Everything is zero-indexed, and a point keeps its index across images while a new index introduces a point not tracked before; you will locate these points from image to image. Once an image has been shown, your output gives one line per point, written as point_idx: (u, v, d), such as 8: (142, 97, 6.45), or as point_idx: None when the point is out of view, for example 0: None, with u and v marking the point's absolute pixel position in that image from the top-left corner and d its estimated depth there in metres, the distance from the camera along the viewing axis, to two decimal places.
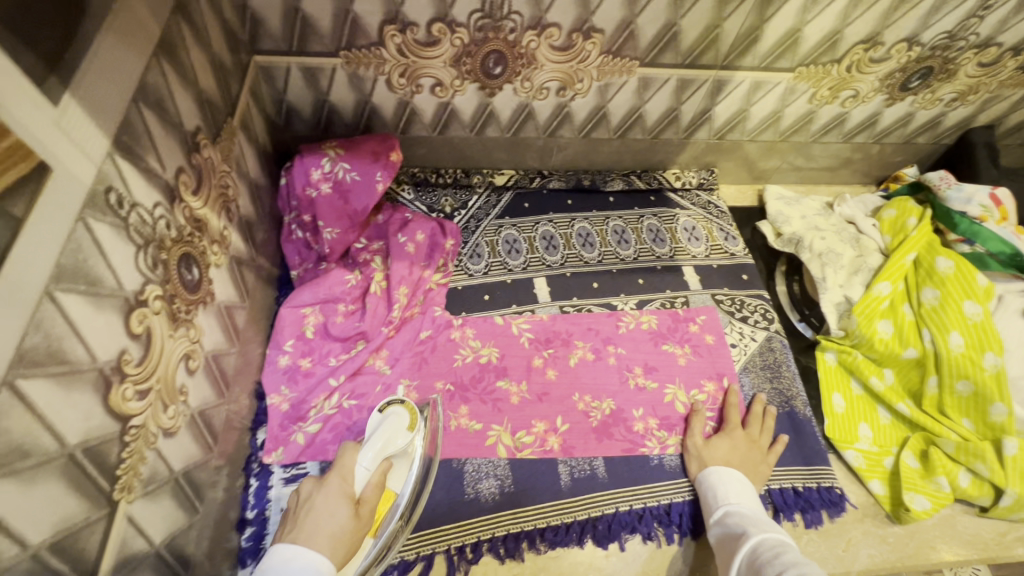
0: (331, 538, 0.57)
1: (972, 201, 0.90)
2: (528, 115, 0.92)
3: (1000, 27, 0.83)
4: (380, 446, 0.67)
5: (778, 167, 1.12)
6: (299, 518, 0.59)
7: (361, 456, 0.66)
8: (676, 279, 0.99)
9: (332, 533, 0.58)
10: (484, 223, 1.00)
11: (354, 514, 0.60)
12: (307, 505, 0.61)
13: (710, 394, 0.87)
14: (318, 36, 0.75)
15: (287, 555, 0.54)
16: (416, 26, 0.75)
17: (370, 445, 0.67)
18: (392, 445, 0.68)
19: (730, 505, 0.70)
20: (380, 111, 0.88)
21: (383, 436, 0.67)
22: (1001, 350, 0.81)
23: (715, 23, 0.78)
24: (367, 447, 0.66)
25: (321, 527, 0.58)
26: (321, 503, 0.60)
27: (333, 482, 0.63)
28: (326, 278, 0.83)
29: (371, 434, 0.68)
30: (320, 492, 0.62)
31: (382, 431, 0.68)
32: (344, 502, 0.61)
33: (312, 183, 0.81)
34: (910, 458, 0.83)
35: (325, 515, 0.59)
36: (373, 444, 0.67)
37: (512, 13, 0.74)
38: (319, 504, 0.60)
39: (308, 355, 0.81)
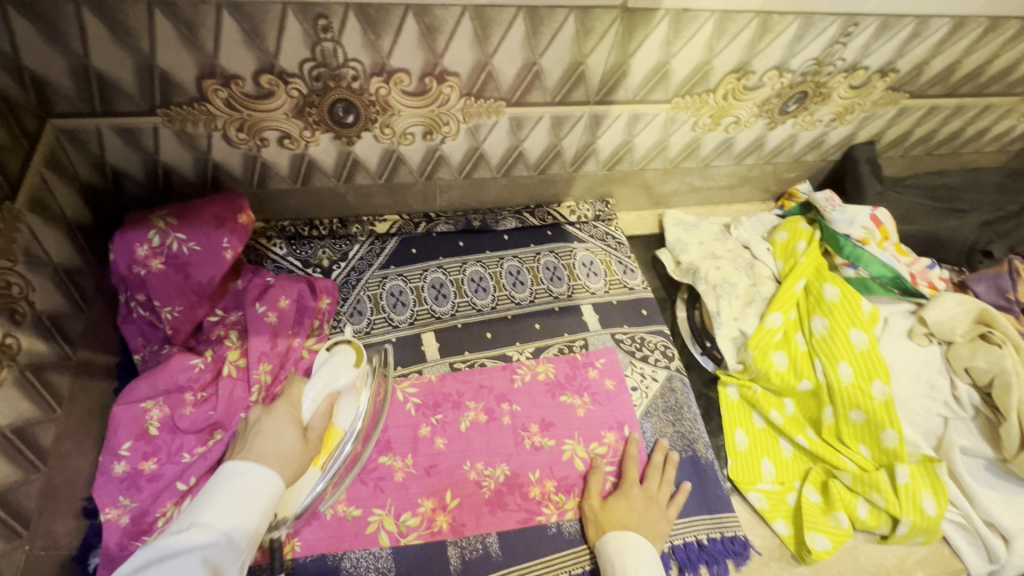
0: (279, 458, 0.61)
1: (855, 223, 0.90)
2: (397, 161, 0.84)
3: (864, 52, 0.81)
4: (327, 379, 0.70)
5: (676, 191, 1.09)
6: (247, 440, 0.63)
7: (308, 390, 0.69)
8: (575, 321, 0.94)
9: (281, 454, 0.62)
10: (366, 275, 0.92)
11: (303, 440, 0.65)
12: (255, 429, 0.64)
13: (610, 446, 0.83)
14: (124, 94, 0.65)
15: (237, 469, 0.58)
16: (241, 79, 0.66)
17: (316, 381, 0.70)
18: (339, 377, 0.71)
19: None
20: (225, 167, 0.78)
21: (330, 370, 0.71)
22: (888, 377, 0.81)
23: (577, 60, 0.72)
24: (314, 380, 0.70)
25: (271, 449, 0.61)
26: (270, 427, 0.64)
27: (281, 410, 0.66)
28: (166, 367, 0.72)
29: (319, 368, 0.71)
30: (269, 418, 0.65)
31: (329, 367, 0.71)
32: (293, 427, 0.65)
33: (139, 260, 0.71)
34: (811, 493, 0.82)
35: (275, 438, 0.62)
36: (319, 377, 0.70)
37: (349, 61, 0.66)
38: (268, 428, 0.64)
39: (151, 457, 0.70)
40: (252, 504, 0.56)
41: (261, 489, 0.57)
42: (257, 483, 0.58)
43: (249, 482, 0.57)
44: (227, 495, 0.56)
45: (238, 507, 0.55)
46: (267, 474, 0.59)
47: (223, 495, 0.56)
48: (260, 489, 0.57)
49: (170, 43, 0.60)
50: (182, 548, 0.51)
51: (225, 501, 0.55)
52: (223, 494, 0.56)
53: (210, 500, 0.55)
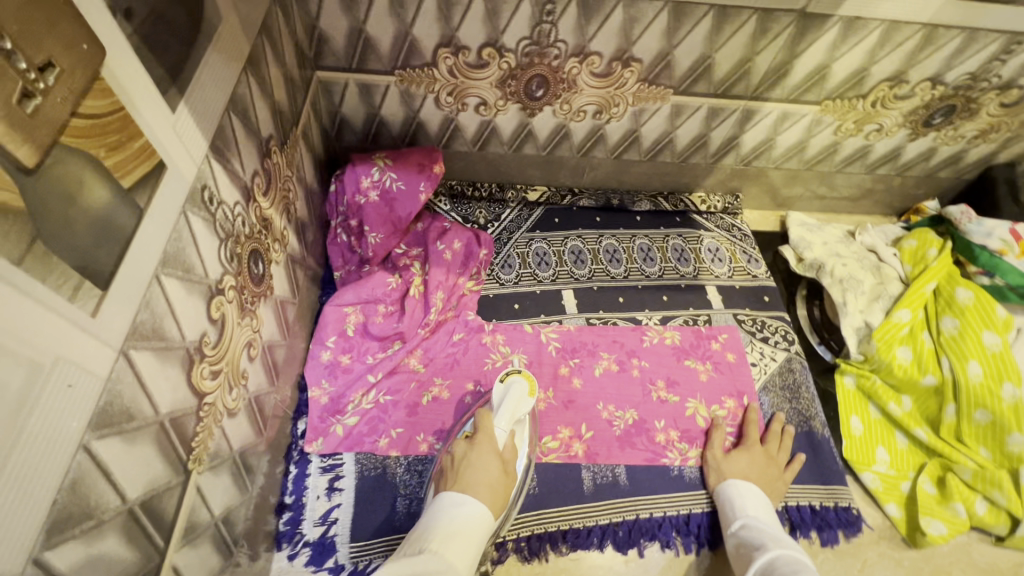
0: (489, 488, 0.70)
1: (992, 235, 0.92)
2: (563, 136, 0.97)
3: (1021, 70, 0.86)
4: (511, 413, 0.77)
5: (801, 195, 1.15)
6: (458, 472, 0.71)
7: (498, 423, 0.77)
8: (699, 298, 1.02)
9: (488, 483, 0.70)
10: (516, 236, 1.05)
11: (502, 470, 0.73)
12: (463, 460, 0.73)
13: (730, 411, 0.90)
14: (377, 55, 0.81)
15: (455, 500, 0.67)
16: (468, 50, 0.80)
17: (502, 414, 0.77)
18: (519, 409, 0.79)
19: (747, 517, 0.73)
20: (426, 126, 0.93)
21: (512, 404, 0.78)
22: (1020, 380, 0.82)
23: (747, 57, 0.82)
24: (501, 414, 0.77)
25: (481, 478, 0.70)
26: (475, 460, 0.72)
27: (481, 444, 0.74)
28: (369, 280, 0.88)
29: (500, 402, 0.79)
30: (473, 450, 0.74)
31: (509, 398, 0.79)
32: (493, 457, 0.73)
33: (361, 190, 0.87)
34: (927, 484, 0.85)
35: (482, 470, 0.71)
36: (503, 410, 0.78)
37: (557, 41, 0.79)
38: (474, 460, 0.72)
39: (348, 352, 0.85)
40: (468, 541, 0.63)
41: (475, 526, 0.65)
42: (472, 518, 0.65)
43: (466, 518, 0.65)
44: (448, 529, 0.63)
45: (459, 540, 0.62)
46: (479, 507, 0.67)
47: (447, 527, 0.63)
48: (474, 523, 0.65)
49: (427, 15, 0.75)
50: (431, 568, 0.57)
51: (451, 535, 0.62)
52: (446, 524, 0.63)
53: (435, 531, 0.62)
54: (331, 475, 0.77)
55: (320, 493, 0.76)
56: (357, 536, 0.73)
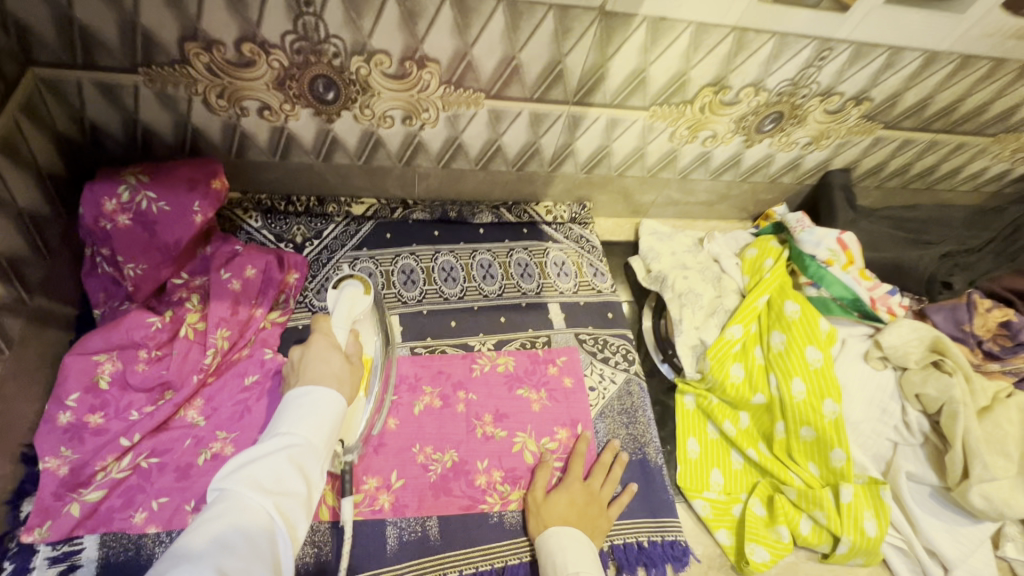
0: (336, 379, 0.62)
1: (821, 244, 0.91)
2: (376, 143, 0.85)
3: (838, 77, 0.84)
4: (348, 312, 0.72)
5: (655, 202, 1.11)
6: (298, 374, 0.63)
7: (336, 322, 0.71)
8: (540, 317, 0.95)
9: (335, 375, 0.62)
10: (338, 255, 0.93)
11: (348, 362, 0.66)
12: (301, 362, 0.64)
13: (561, 442, 0.84)
14: (106, 50, 0.66)
15: (301, 391, 0.58)
16: (222, 45, 0.67)
17: (338, 315, 0.71)
18: (356, 308, 0.74)
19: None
20: (205, 134, 0.79)
21: (347, 304, 0.72)
22: (839, 397, 0.81)
23: (556, 58, 0.74)
24: (336, 316, 0.71)
25: (324, 371, 0.62)
26: (316, 356, 0.64)
27: (320, 341, 0.66)
28: (122, 323, 0.73)
29: (334, 306, 0.73)
30: (312, 350, 0.65)
31: (342, 302, 0.73)
32: (336, 353, 0.65)
33: (105, 214, 0.71)
34: (756, 506, 0.83)
35: (321, 362, 0.63)
36: (339, 310, 0.72)
37: (331, 37, 0.68)
38: (313, 358, 0.64)
39: (98, 411, 0.71)
40: (325, 413, 0.57)
41: (331, 401, 0.58)
42: (325, 397, 0.58)
43: (319, 398, 0.58)
44: (301, 407, 0.57)
45: (312, 416, 0.56)
46: (330, 390, 0.59)
47: (298, 407, 0.57)
48: (329, 401, 0.58)
49: (154, 3, 0.62)
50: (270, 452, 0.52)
51: (302, 413, 0.56)
52: (299, 405, 0.57)
53: (286, 413, 0.56)
54: (61, 568, 0.64)
55: None
56: None
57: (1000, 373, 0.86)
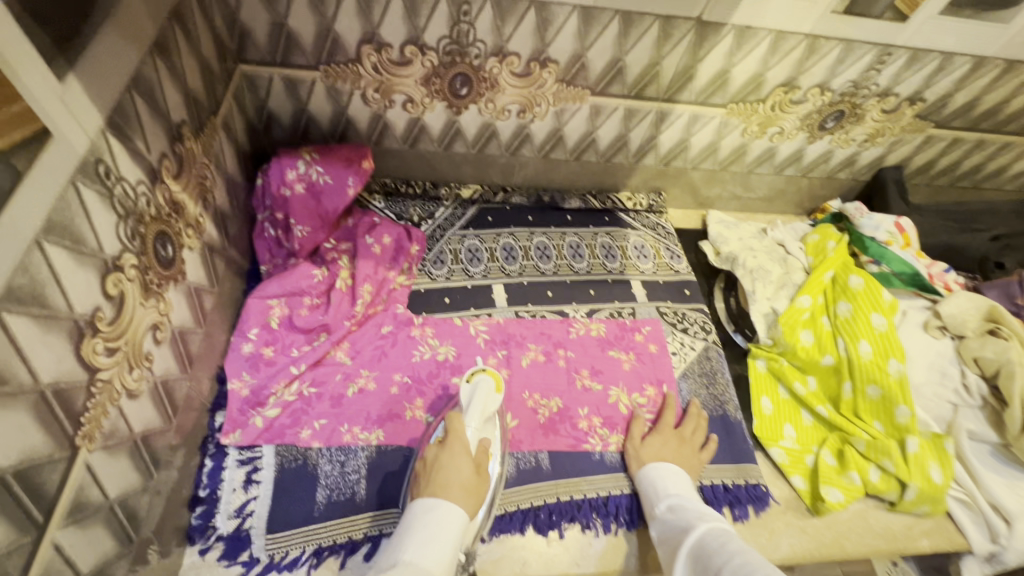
0: (461, 487, 0.70)
1: (880, 228, 1.03)
2: (491, 134, 1.01)
3: (895, 79, 0.96)
4: (480, 409, 0.81)
5: (720, 195, 1.23)
6: (430, 473, 0.71)
7: (468, 421, 0.79)
8: (624, 291, 1.07)
9: (462, 484, 0.70)
10: (449, 233, 1.07)
11: (476, 471, 0.73)
12: (434, 462, 0.73)
13: (650, 398, 0.94)
14: (300, 50, 0.83)
15: (427, 505, 0.66)
16: (390, 47, 0.83)
17: (472, 413, 0.80)
18: (487, 408, 0.82)
19: (671, 497, 0.76)
20: (355, 122, 0.95)
21: (481, 401, 0.81)
22: (903, 357, 0.91)
23: (655, 61, 0.89)
24: (469, 414, 0.80)
25: (454, 478, 0.70)
26: (448, 461, 0.72)
27: (453, 445, 0.75)
28: (293, 273, 0.88)
29: (468, 402, 0.82)
30: (445, 451, 0.74)
31: (476, 398, 0.82)
32: (466, 458, 0.73)
33: (287, 182, 0.87)
34: (828, 456, 0.91)
35: (454, 468, 0.71)
36: (473, 408, 0.81)
37: (477, 41, 0.83)
38: (446, 460, 0.72)
39: (271, 345, 0.85)
40: (444, 538, 0.63)
41: (452, 525, 0.64)
42: (447, 515, 0.65)
43: (440, 519, 0.64)
44: (423, 533, 0.62)
45: (432, 544, 0.61)
46: (454, 506, 0.66)
47: (421, 532, 0.62)
48: (450, 521, 0.64)
49: (348, 13, 0.78)
50: None
51: (423, 538, 0.62)
52: (420, 532, 0.62)
53: (411, 537, 0.62)
54: (248, 468, 0.77)
55: (236, 486, 0.75)
56: (273, 527, 0.73)
57: None
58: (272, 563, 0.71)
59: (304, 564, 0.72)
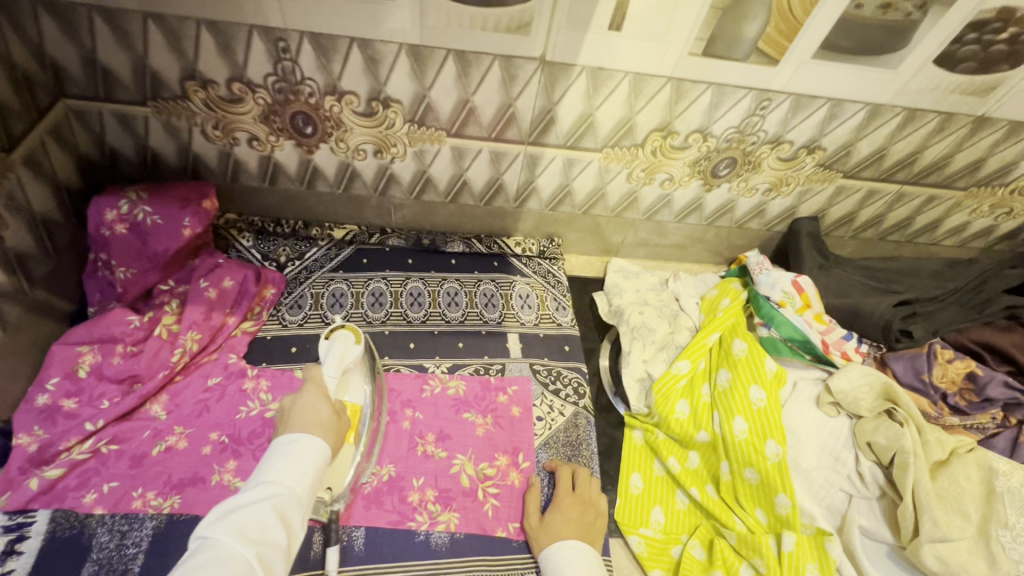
0: (320, 425, 0.65)
1: (776, 286, 0.92)
2: (352, 174, 0.95)
3: (783, 126, 0.88)
4: (338, 359, 0.79)
5: (625, 242, 1.15)
6: (285, 420, 0.67)
7: (326, 372, 0.77)
8: (497, 345, 0.98)
9: (320, 421, 0.66)
10: (315, 276, 1.01)
11: (335, 412, 0.69)
12: (291, 410, 0.68)
13: (500, 469, 0.85)
14: (122, 85, 0.79)
15: (287, 439, 0.62)
16: (216, 84, 0.79)
17: (329, 361, 0.79)
18: (346, 356, 0.81)
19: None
20: (203, 159, 0.91)
21: (338, 352, 0.80)
22: (783, 439, 0.80)
23: (507, 102, 0.82)
24: (327, 364, 0.78)
25: (308, 419, 0.65)
26: (304, 405, 0.68)
27: (311, 390, 0.71)
28: (105, 318, 0.82)
29: (326, 355, 0.80)
30: (301, 399, 0.69)
31: (334, 350, 0.81)
32: (324, 403, 0.69)
33: (105, 222, 0.82)
34: (695, 548, 0.80)
35: (309, 411, 0.67)
36: (330, 360, 0.79)
37: (306, 79, 0.78)
38: (302, 404, 0.68)
39: (73, 396, 0.78)
40: (307, 462, 0.60)
41: (313, 451, 0.61)
42: (306, 444, 0.61)
43: (301, 446, 0.61)
44: (284, 455, 0.60)
45: (297, 463, 0.59)
46: (313, 438, 0.62)
47: (280, 457, 0.59)
48: (311, 450, 0.61)
49: (160, 49, 0.74)
50: (253, 501, 0.55)
51: (283, 460, 0.59)
52: (281, 455, 0.59)
53: (269, 461, 0.59)
54: (11, 537, 0.69)
55: None
56: None
57: (963, 429, 0.81)
58: None
59: None
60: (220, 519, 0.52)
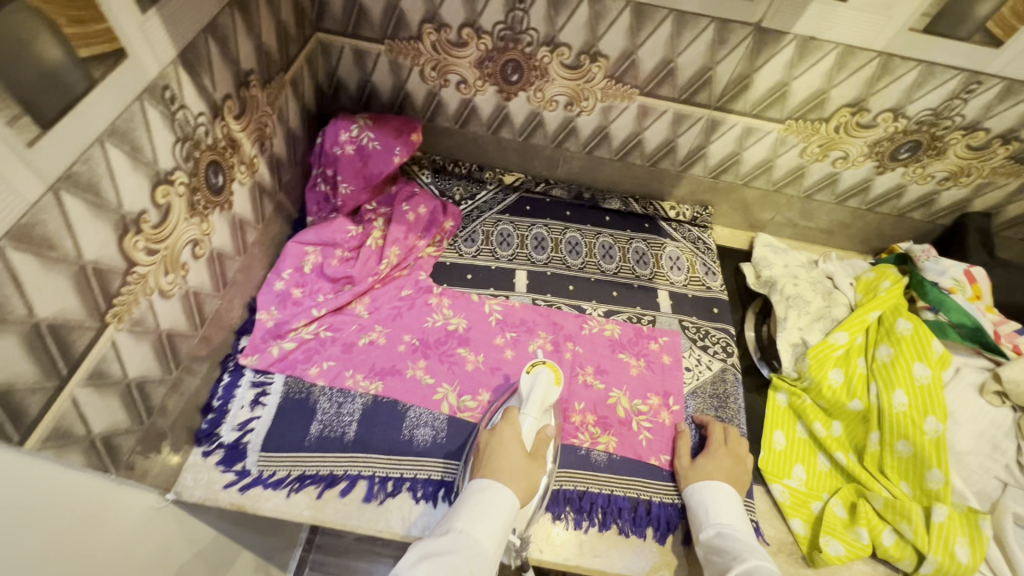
0: (513, 474, 0.72)
1: (946, 273, 0.93)
2: (538, 124, 1.03)
3: (985, 112, 0.87)
4: (539, 400, 0.80)
5: (774, 219, 1.17)
6: (484, 457, 0.75)
7: (525, 412, 0.79)
8: (649, 298, 1.05)
9: (513, 470, 0.73)
10: (485, 215, 1.11)
11: (527, 459, 0.75)
12: (489, 449, 0.76)
13: (652, 407, 0.92)
14: (369, 23, 0.91)
15: (480, 486, 0.70)
16: (449, 28, 0.89)
17: (530, 404, 0.80)
18: (546, 398, 0.82)
19: (723, 524, 0.74)
20: (412, 98, 1.02)
21: (540, 392, 0.80)
22: (944, 416, 0.82)
23: (708, 65, 0.87)
24: (527, 405, 0.80)
25: (505, 466, 0.73)
26: (500, 448, 0.75)
27: (508, 433, 0.77)
28: (331, 224, 0.95)
29: (528, 393, 0.81)
30: (498, 439, 0.77)
31: (536, 388, 0.82)
32: (518, 446, 0.76)
33: (339, 142, 0.95)
34: (838, 506, 0.83)
35: (505, 455, 0.74)
36: (531, 400, 0.80)
37: (529, 29, 0.87)
38: (499, 447, 0.75)
39: (300, 286, 0.93)
40: (494, 517, 0.66)
41: (501, 507, 0.67)
42: (497, 498, 0.68)
43: (490, 498, 0.68)
44: (475, 509, 0.67)
45: (485, 519, 0.66)
46: (503, 489, 0.69)
47: (473, 508, 0.67)
48: (501, 501, 0.68)
49: None
50: (445, 549, 0.62)
51: (475, 512, 0.66)
52: (471, 507, 0.67)
53: (461, 511, 0.67)
54: (258, 390, 0.84)
55: (244, 404, 0.83)
56: (267, 447, 0.80)
57: None
58: (259, 478, 0.78)
59: (287, 486, 0.78)
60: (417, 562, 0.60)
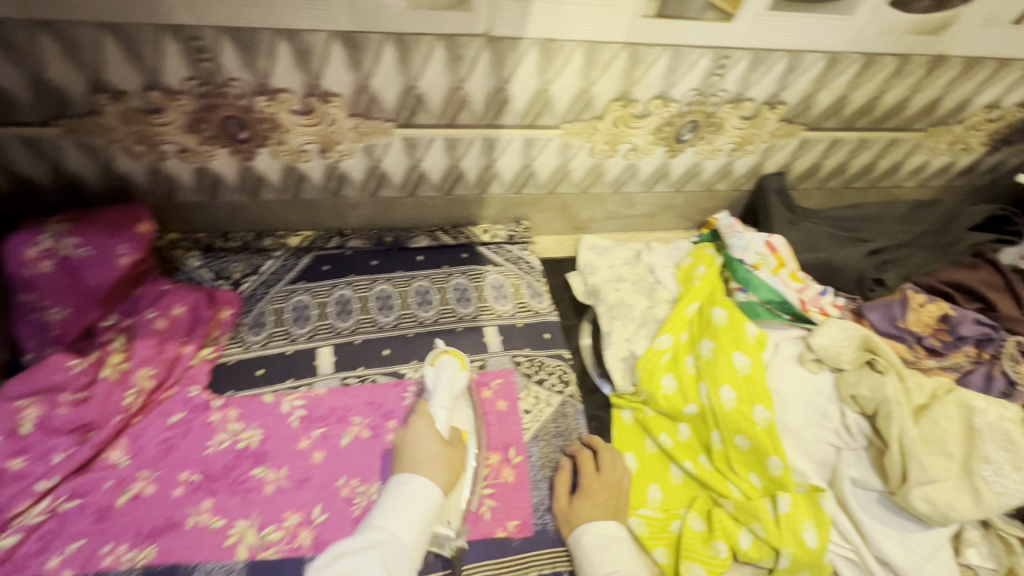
0: (428, 462, 0.72)
1: (750, 248, 0.92)
2: (299, 177, 0.88)
3: (744, 84, 0.85)
4: (446, 389, 0.81)
5: (595, 217, 1.11)
6: (401, 457, 0.74)
7: (436, 401, 0.80)
8: (476, 341, 0.94)
9: (430, 457, 0.73)
10: (274, 290, 0.94)
11: (445, 446, 0.75)
12: (404, 444, 0.75)
13: (493, 468, 0.82)
14: (21, 106, 0.70)
15: (401, 480, 0.69)
16: (130, 94, 0.71)
17: (439, 391, 0.81)
18: (454, 384, 0.83)
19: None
20: (130, 179, 0.83)
21: (446, 380, 0.82)
22: (770, 402, 0.80)
23: (455, 85, 0.77)
24: (435, 395, 0.81)
25: (420, 456, 0.73)
26: (414, 439, 0.75)
27: (419, 424, 0.77)
28: (43, 366, 0.74)
29: (434, 385, 0.82)
30: (412, 432, 0.76)
31: (442, 377, 0.83)
32: (432, 435, 0.75)
33: (28, 261, 0.74)
34: (694, 521, 0.80)
35: (419, 447, 0.74)
36: (439, 389, 0.81)
37: (231, 80, 0.71)
38: (413, 439, 0.75)
39: (19, 455, 0.71)
40: (415, 513, 0.66)
41: (424, 499, 0.67)
42: (416, 492, 0.67)
43: (412, 491, 0.67)
44: (394, 504, 0.66)
45: (404, 513, 0.65)
46: (424, 481, 0.69)
47: (391, 504, 0.66)
48: (421, 496, 0.67)
49: (57, 61, 0.66)
50: (361, 546, 0.60)
51: (394, 508, 0.65)
52: (390, 505, 0.66)
53: (381, 509, 0.66)
54: None
55: None
56: None
57: (940, 369, 0.83)
58: None
59: None
60: (333, 560, 0.58)
